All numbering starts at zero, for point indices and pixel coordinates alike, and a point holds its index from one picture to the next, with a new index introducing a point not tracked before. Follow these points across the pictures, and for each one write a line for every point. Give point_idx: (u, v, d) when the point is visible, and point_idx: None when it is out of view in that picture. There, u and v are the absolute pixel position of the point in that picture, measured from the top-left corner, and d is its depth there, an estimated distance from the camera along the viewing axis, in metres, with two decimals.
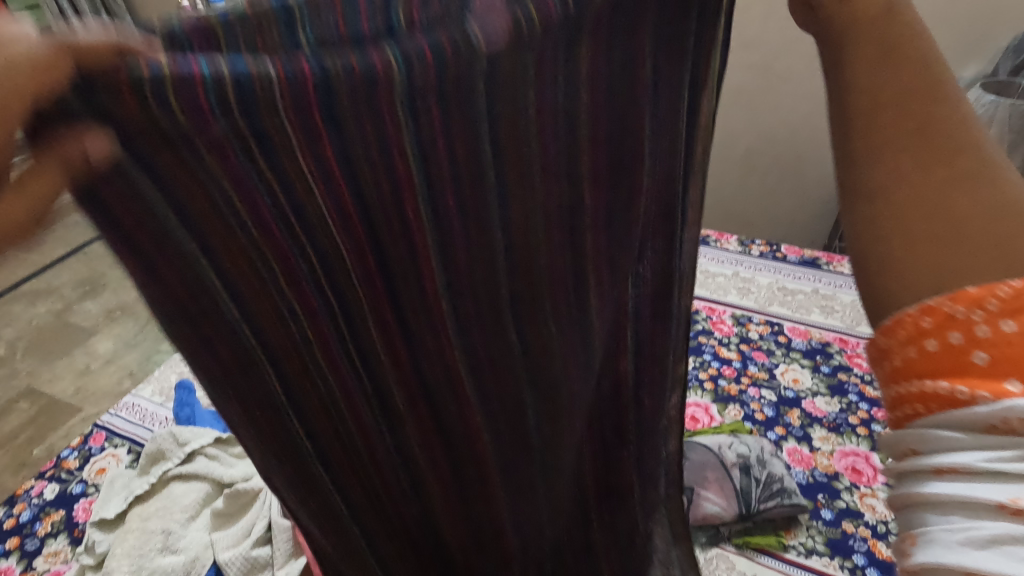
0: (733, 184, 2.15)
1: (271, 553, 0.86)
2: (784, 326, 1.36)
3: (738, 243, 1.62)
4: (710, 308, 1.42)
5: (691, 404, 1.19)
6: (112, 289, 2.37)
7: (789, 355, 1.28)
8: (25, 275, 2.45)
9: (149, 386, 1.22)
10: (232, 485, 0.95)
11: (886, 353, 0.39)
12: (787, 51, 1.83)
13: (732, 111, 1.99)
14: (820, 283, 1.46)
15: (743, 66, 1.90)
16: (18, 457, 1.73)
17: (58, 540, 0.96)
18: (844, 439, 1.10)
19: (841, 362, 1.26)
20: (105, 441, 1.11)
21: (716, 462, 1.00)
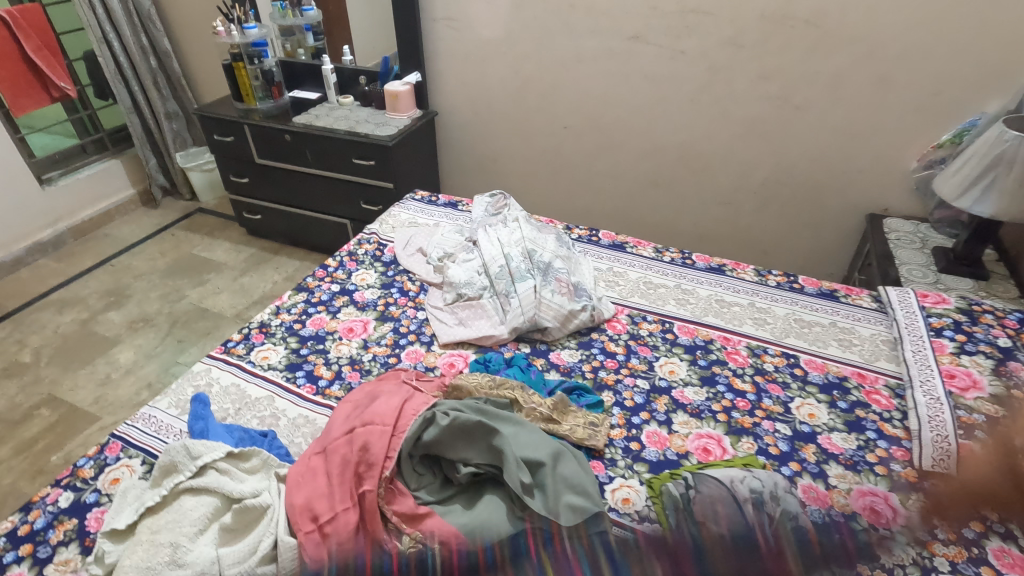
0: (751, 214, 2.15)
1: (276, 570, 0.88)
2: (801, 358, 1.34)
3: (754, 273, 1.63)
4: (725, 338, 1.41)
5: (704, 435, 1.17)
6: (136, 301, 2.43)
7: (805, 388, 1.26)
8: (53, 284, 2.52)
9: (166, 398, 1.25)
10: (240, 500, 0.95)
11: None
12: (806, 83, 1.84)
13: (750, 141, 2.00)
14: (837, 316, 1.46)
15: (763, 97, 1.91)
16: (36, 464, 1.77)
17: (69, 548, 0.97)
18: (861, 477, 1.08)
19: (860, 398, 1.24)
20: (121, 450, 1.13)
21: (726, 496, 0.99)
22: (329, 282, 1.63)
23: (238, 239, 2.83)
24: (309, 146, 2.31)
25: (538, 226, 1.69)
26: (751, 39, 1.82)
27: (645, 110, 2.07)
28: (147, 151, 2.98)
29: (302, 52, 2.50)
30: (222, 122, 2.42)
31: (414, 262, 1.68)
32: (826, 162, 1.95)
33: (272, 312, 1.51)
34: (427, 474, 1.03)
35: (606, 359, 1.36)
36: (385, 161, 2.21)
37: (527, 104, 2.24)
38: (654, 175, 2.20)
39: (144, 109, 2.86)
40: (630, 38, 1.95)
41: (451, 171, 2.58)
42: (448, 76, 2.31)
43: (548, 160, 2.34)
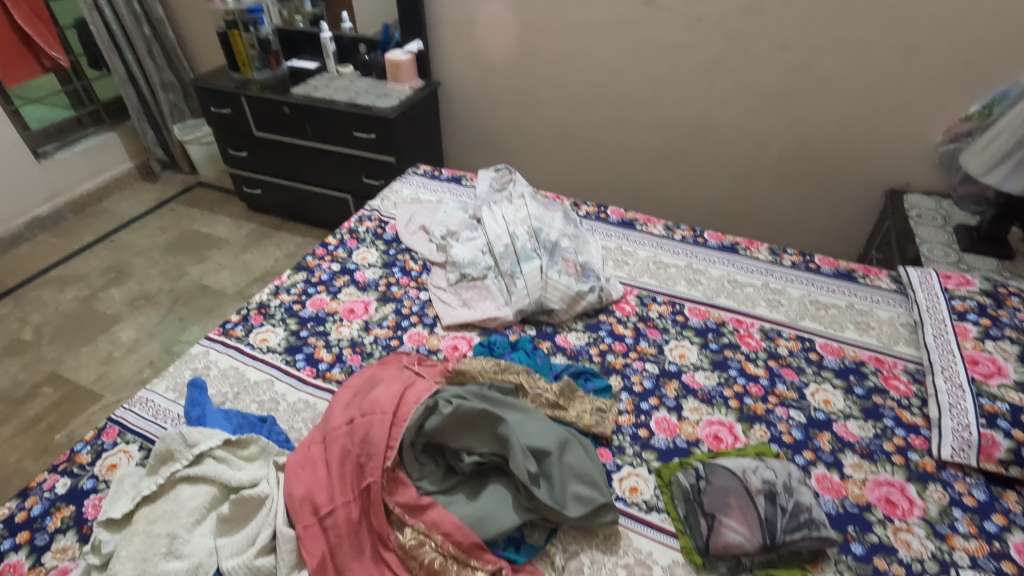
0: (765, 190, 2.07)
1: (276, 562, 0.86)
2: (816, 342, 1.30)
3: (768, 252, 1.57)
4: (737, 320, 1.36)
5: (715, 422, 1.13)
6: (137, 278, 2.40)
7: (820, 373, 1.22)
8: (53, 261, 2.49)
9: (163, 381, 1.22)
10: (240, 489, 0.94)
11: None
12: (827, 51, 1.74)
13: (766, 113, 1.92)
14: (855, 297, 1.41)
15: (780, 67, 1.82)
16: (40, 443, 1.76)
17: (66, 536, 0.96)
18: (877, 467, 1.04)
19: (877, 384, 1.20)
20: (117, 436, 1.11)
21: (739, 488, 0.95)
22: (330, 261, 1.58)
23: (239, 214, 2.78)
24: (308, 119, 2.24)
25: (543, 203, 1.63)
26: (770, 4, 1.72)
27: (656, 81, 1.98)
28: (144, 123, 2.91)
29: (299, 19, 2.39)
30: (219, 93, 2.34)
31: (416, 241, 1.63)
32: (845, 136, 1.87)
33: (271, 292, 1.47)
34: (429, 463, 0.99)
35: (614, 342, 1.32)
36: (387, 134, 2.14)
37: (532, 74, 2.15)
38: (664, 148, 2.12)
39: (139, 80, 2.78)
40: (642, 4, 1.85)
41: (455, 143, 2.51)
42: (451, 44, 2.22)
43: (554, 133, 2.27)
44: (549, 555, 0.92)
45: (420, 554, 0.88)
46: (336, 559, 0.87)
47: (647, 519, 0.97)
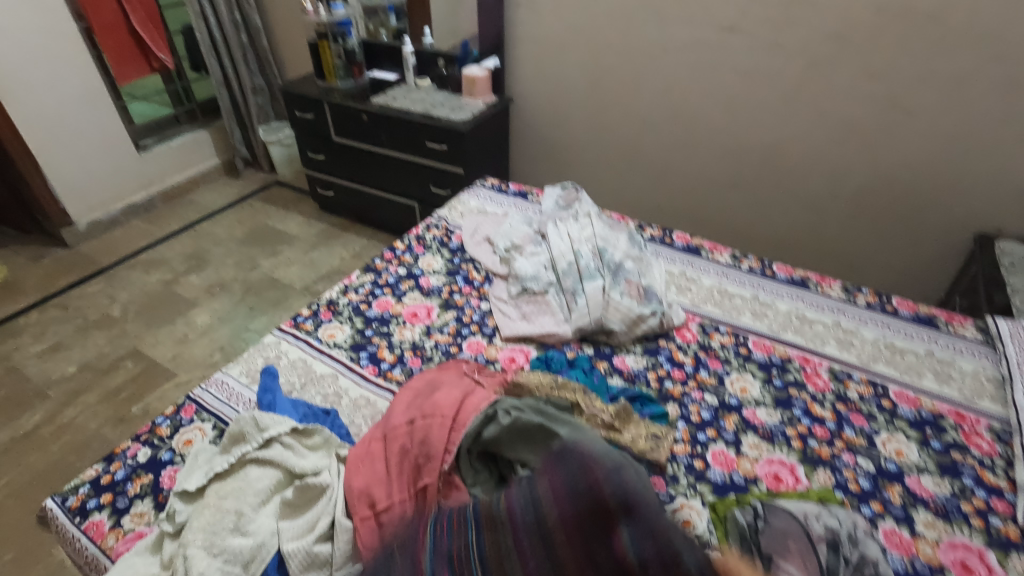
0: (839, 225, 2.00)
1: (332, 550, 0.89)
2: (889, 389, 1.23)
3: (842, 289, 1.52)
4: (804, 358, 1.32)
5: (775, 462, 1.09)
6: (214, 266, 2.55)
7: (893, 422, 1.16)
8: (142, 245, 2.69)
9: (238, 366, 1.30)
10: (303, 476, 0.99)
11: None
12: (919, 85, 1.67)
13: (847, 146, 1.86)
14: (934, 345, 1.34)
15: (866, 99, 1.76)
16: (118, 412, 1.89)
17: (144, 501, 1.03)
18: (953, 528, 0.98)
19: (956, 439, 1.13)
20: (194, 413, 1.19)
21: (800, 533, 0.91)
22: (397, 265, 1.64)
23: (311, 213, 2.92)
24: (385, 128, 2.33)
25: (609, 223, 1.64)
26: (859, 34, 1.67)
27: (731, 108, 1.96)
28: (233, 123, 3.11)
29: (383, 32, 2.50)
30: (304, 98, 2.48)
31: (481, 251, 1.67)
32: (933, 174, 1.78)
33: (341, 290, 1.54)
34: (482, 471, 1.01)
35: (672, 368, 1.30)
36: (458, 146, 2.20)
37: (605, 94, 2.16)
38: (735, 175, 2.09)
39: (233, 83, 2.98)
40: (723, 30, 1.84)
41: (522, 158, 2.55)
42: (527, 62, 2.27)
43: (622, 154, 2.27)
44: None
45: None
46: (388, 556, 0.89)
47: None
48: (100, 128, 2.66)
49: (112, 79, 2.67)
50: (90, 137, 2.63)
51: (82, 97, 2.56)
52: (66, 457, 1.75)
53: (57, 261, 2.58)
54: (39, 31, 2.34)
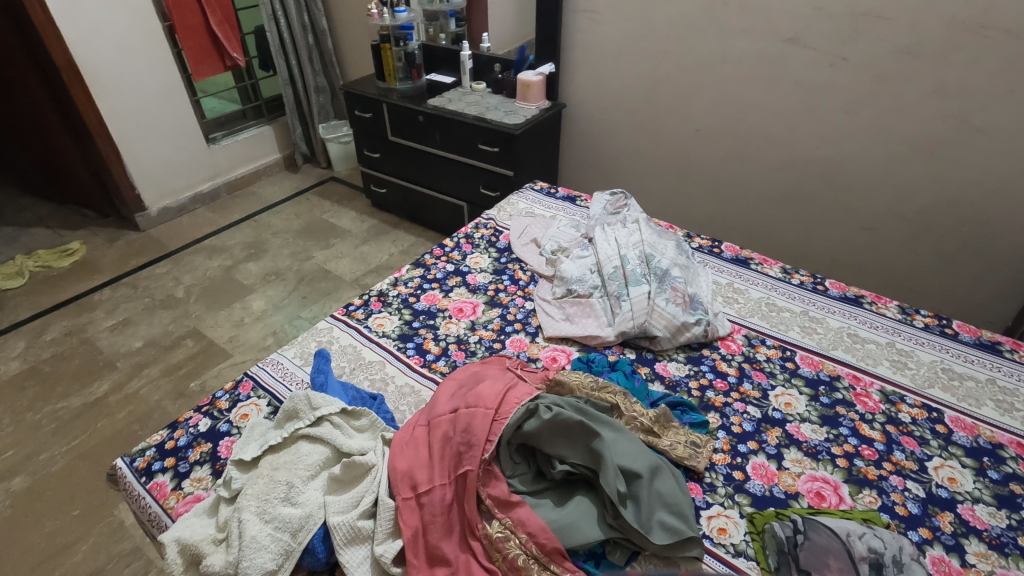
0: (899, 244, 1.93)
1: (374, 526, 0.93)
2: (944, 415, 1.19)
3: (898, 310, 1.47)
4: (854, 376, 1.28)
5: (818, 479, 1.07)
6: (271, 255, 2.68)
7: (947, 449, 1.12)
8: (207, 232, 2.85)
9: (292, 348, 1.37)
10: (349, 455, 1.03)
11: None
12: (993, 103, 1.61)
13: (910, 163, 1.80)
14: (997, 373, 1.28)
15: (934, 115, 1.70)
16: (178, 387, 2.01)
17: (203, 468, 1.10)
18: (1008, 562, 0.94)
19: (1016, 471, 1.08)
20: (251, 390, 1.26)
21: (841, 550, 0.90)
22: (445, 261, 1.69)
23: (363, 209, 3.02)
24: (439, 129, 2.40)
25: (657, 230, 1.63)
26: (931, 48, 1.62)
27: (789, 120, 1.93)
28: (295, 120, 3.25)
29: (443, 37, 2.58)
30: (364, 98, 2.58)
31: (528, 253, 1.69)
32: (1004, 196, 1.70)
33: (391, 283, 1.59)
34: (521, 464, 1.03)
35: (715, 379, 1.29)
36: (509, 148, 2.24)
37: (659, 103, 2.16)
38: (790, 189, 2.05)
39: (298, 82, 3.12)
40: (785, 41, 1.81)
41: (572, 164, 2.57)
42: (582, 69, 2.29)
43: (674, 163, 2.26)
44: None
45: (505, 548, 0.91)
46: (427, 536, 0.93)
47: (733, 562, 0.94)
48: (175, 121, 2.83)
49: (189, 75, 2.84)
50: (166, 129, 2.81)
51: (161, 91, 2.74)
52: (130, 425, 1.88)
53: (130, 243, 2.76)
54: (128, 28, 2.53)
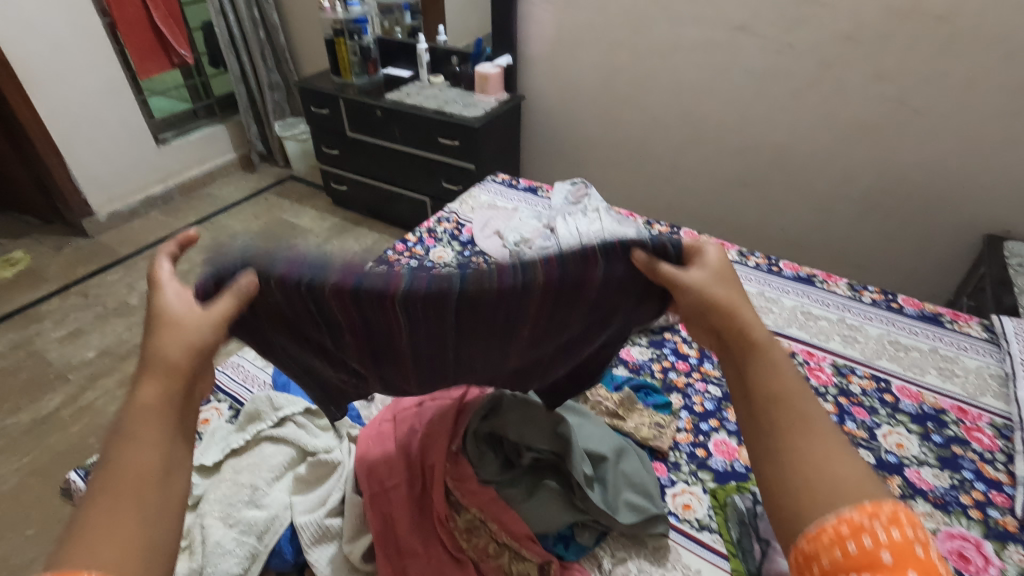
0: (848, 224, 2.01)
1: (342, 524, 0.93)
2: (892, 384, 1.25)
3: (847, 287, 1.53)
4: (808, 352, 1.33)
5: None
6: None
7: (894, 416, 1.18)
8: (161, 235, 2.75)
9: (253, 350, 1.34)
10: (315, 454, 1.02)
11: (813, 558, 0.55)
12: (930, 85, 1.68)
13: (856, 146, 1.87)
14: (939, 342, 1.35)
15: (876, 98, 1.77)
16: None
17: None
18: (951, 519, 0.99)
19: (957, 434, 1.14)
20: (211, 394, 1.23)
21: None
22: (408, 256, 1.67)
23: (324, 208, 2.97)
24: (398, 123, 2.37)
25: (617, 218, 1.66)
26: (871, 34, 1.68)
27: (741, 107, 1.98)
28: (249, 118, 3.17)
29: (398, 30, 2.55)
30: (320, 94, 2.53)
31: (491, 244, 1.70)
32: (942, 174, 1.79)
33: None
34: (488, 454, 0.97)
35: (677, 361, 1.32)
36: (469, 141, 2.24)
37: (616, 92, 2.18)
38: (745, 174, 2.10)
39: (250, 78, 3.04)
40: (734, 29, 1.85)
41: (533, 156, 2.58)
42: (539, 60, 2.29)
43: (633, 152, 2.29)
44: (597, 557, 0.94)
45: (473, 536, 0.92)
46: (396, 529, 0.92)
47: (698, 537, 0.97)
48: (121, 121, 2.72)
49: (133, 73, 2.73)
50: (111, 130, 2.70)
51: (104, 91, 2.62)
52: (87, 439, 1.81)
53: (78, 250, 2.65)
54: (64, 24, 2.41)
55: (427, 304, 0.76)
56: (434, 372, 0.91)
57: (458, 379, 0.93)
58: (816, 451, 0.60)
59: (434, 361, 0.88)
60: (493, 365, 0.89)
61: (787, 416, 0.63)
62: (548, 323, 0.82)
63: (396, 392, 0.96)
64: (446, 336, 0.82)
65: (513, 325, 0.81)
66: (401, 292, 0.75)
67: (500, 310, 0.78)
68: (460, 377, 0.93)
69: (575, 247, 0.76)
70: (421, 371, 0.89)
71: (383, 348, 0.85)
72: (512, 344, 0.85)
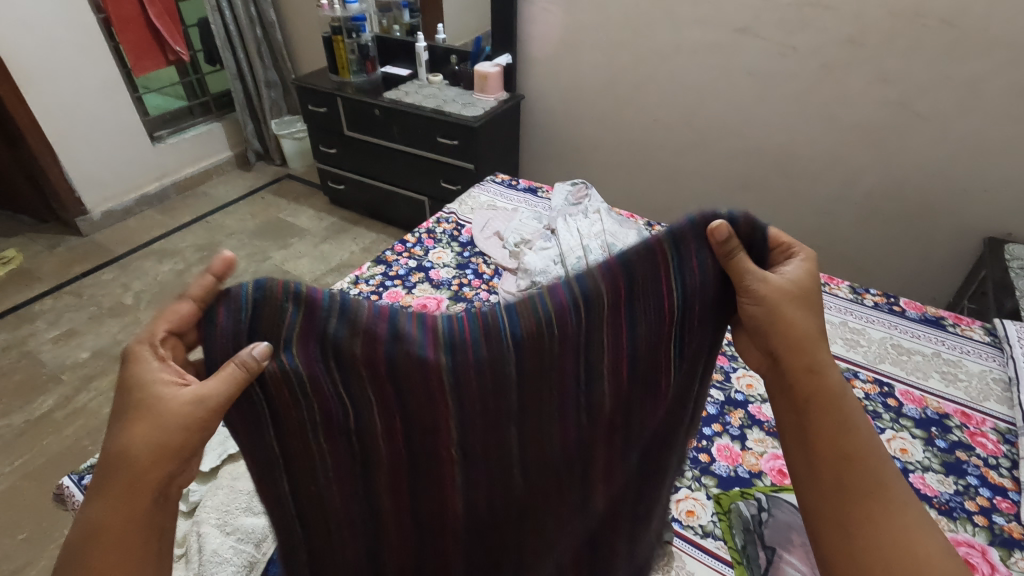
0: (849, 226, 2.00)
1: None
2: (895, 388, 1.24)
3: (850, 290, 1.52)
4: None
5: (780, 456, 1.10)
6: (225, 257, 2.58)
7: (898, 421, 1.17)
8: (156, 235, 2.73)
9: None
10: None
11: None
12: (932, 88, 1.67)
13: (858, 148, 1.86)
14: (941, 346, 1.34)
15: (878, 101, 1.76)
16: None
17: None
18: (956, 525, 0.99)
19: (961, 439, 1.13)
20: None
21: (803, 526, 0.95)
22: (407, 257, 1.66)
23: (322, 207, 2.95)
24: (396, 123, 2.35)
25: (618, 220, 1.65)
26: (874, 36, 1.67)
27: (743, 108, 1.97)
28: (246, 116, 3.14)
29: (397, 28, 2.54)
30: (318, 93, 2.50)
31: (490, 246, 1.68)
32: (944, 178, 1.78)
33: (352, 281, 1.55)
34: None
35: None
36: (469, 141, 2.22)
37: (617, 93, 2.17)
38: (745, 176, 2.09)
39: (246, 76, 3.01)
40: (736, 30, 1.84)
41: (532, 156, 2.56)
42: (539, 60, 2.28)
43: (633, 153, 2.28)
44: None
45: None
46: None
47: (702, 544, 0.96)
48: (116, 119, 2.69)
49: (128, 71, 2.69)
50: (106, 128, 2.66)
51: (99, 88, 2.59)
52: (80, 441, 1.78)
53: (72, 249, 2.61)
54: (58, 21, 2.38)
55: (481, 338, 0.67)
56: (499, 484, 0.73)
57: (528, 495, 0.75)
58: (869, 511, 0.63)
59: (487, 444, 0.71)
60: (562, 447, 0.74)
61: (866, 483, 0.64)
62: (629, 364, 0.71)
63: (436, 523, 0.75)
64: (508, 402, 0.69)
65: (589, 375, 0.71)
66: (447, 341, 0.67)
67: (567, 348, 0.69)
68: (526, 490, 0.75)
69: (639, 245, 0.69)
70: (477, 478, 0.72)
71: (424, 436, 0.70)
72: (589, 416, 0.73)
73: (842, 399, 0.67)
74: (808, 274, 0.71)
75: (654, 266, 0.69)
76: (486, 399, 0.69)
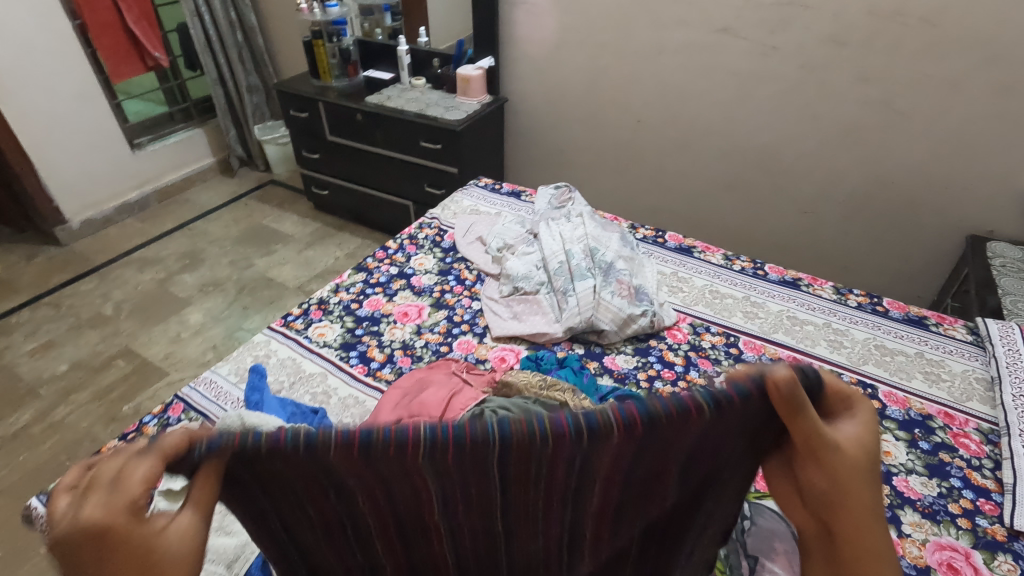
0: (833, 225, 2.00)
1: None
2: (879, 390, 1.23)
3: (833, 290, 1.52)
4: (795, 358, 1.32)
5: None
6: (208, 265, 2.55)
7: (882, 423, 1.16)
8: (137, 243, 2.68)
9: (227, 364, 1.29)
10: None
11: None
12: (912, 87, 1.68)
13: (840, 148, 1.86)
14: (924, 346, 1.34)
15: (859, 100, 1.76)
16: (109, 411, 1.89)
17: None
18: (940, 529, 0.98)
19: (944, 440, 1.13)
20: (182, 412, 1.18)
21: (786, 532, 0.92)
22: (388, 264, 1.63)
23: (306, 212, 2.92)
24: (379, 127, 2.33)
25: (601, 223, 1.63)
26: (854, 35, 1.67)
27: (726, 109, 1.96)
28: (228, 121, 3.10)
29: (379, 32, 2.51)
30: (299, 97, 2.47)
31: (473, 251, 1.66)
32: (926, 176, 1.78)
33: (332, 289, 1.53)
34: None
35: (663, 369, 1.30)
36: (452, 145, 2.20)
37: (600, 95, 2.16)
38: (730, 177, 2.09)
39: (228, 81, 2.97)
40: (718, 30, 1.83)
41: (517, 158, 2.55)
42: (522, 62, 2.27)
43: (618, 155, 2.27)
44: None
45: None
46: None
47: None
48: (94, 127, 2.65)
49: (106, 77, 2.65)
50: (83, 136, 2.62)
51: (76, 95, 2.55)
52: (58, 457, 1.75)
53: (50, 259, 2.57)
54: (32, 28, 2.33)
55: (466, 460, 0.62)
56: (483, 549, 0.77)
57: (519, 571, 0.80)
58: None
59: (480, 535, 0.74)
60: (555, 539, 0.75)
61: None
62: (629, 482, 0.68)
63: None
64: (494, 496, 0.67)
65: (581, 481, 0.67)
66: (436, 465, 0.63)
67: (565, 469, 0.65)
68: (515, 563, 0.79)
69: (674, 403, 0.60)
70: (465, 549, 0.76)
71: (414, 523, 0.72)
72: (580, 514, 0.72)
73: (881, 565, 0.61)
74: (867, 433, 0.64)
75: (682, 422, 0.60)
76: (478, 507, 0.70)
